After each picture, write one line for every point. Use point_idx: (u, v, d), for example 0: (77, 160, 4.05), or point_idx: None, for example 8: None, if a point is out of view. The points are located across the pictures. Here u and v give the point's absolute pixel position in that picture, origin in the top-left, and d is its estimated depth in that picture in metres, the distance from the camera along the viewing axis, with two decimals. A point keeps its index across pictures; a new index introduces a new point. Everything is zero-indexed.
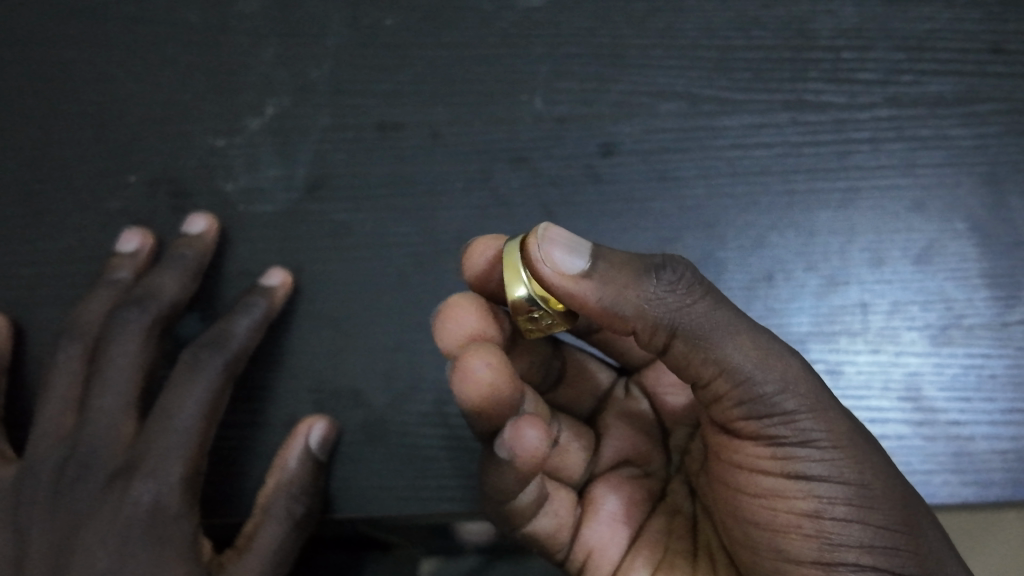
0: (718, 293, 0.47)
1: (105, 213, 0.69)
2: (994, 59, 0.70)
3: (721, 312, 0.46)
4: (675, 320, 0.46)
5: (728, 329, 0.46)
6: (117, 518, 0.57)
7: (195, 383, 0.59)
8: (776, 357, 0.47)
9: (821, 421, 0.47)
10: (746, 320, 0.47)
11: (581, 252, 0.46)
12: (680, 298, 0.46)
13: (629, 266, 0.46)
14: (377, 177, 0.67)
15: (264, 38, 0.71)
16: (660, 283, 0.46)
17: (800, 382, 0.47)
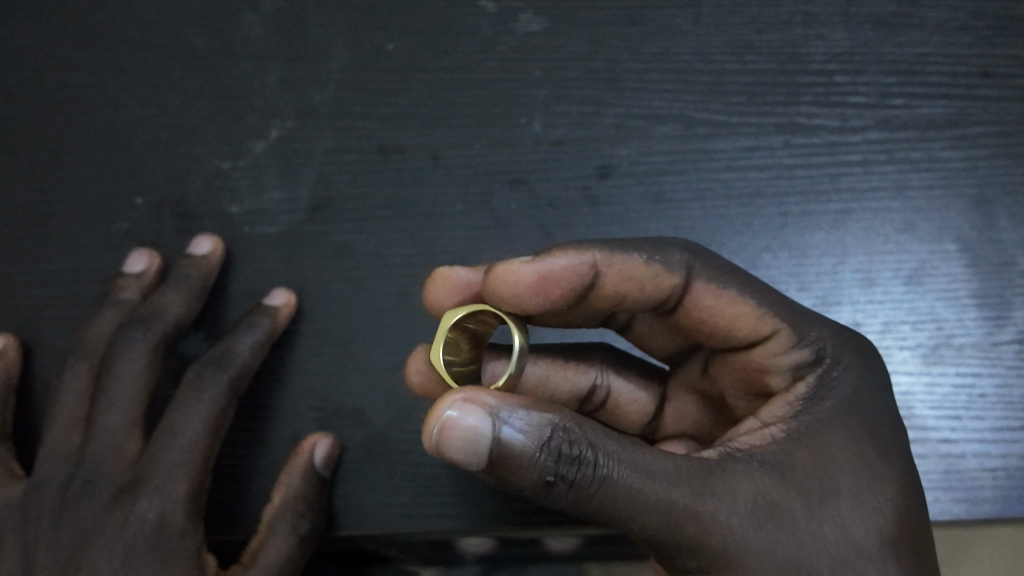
0: (616, 466, 0.42)
1: (112, 235, 0.70)
2: (983, 81, 0.71)
3: (621, 487, 0.41)
4: (568, 505, 0.43)
5: (638, 502, 0.42)
6: (121, 533, 0.57)
7: (197, 401, 0.59)
8: (689, 513, 0.42)
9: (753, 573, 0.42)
10: (661, 482, 0.42)
11: (479, 441, 0.42)
12: (572, 487, 0.42)
13: (524, 458, 0.41)
14: (379, 199, 0.69)
15: (268, 63, 0.73)
16: (548, 477, 0.41)
17: (719, 532, 0.42)
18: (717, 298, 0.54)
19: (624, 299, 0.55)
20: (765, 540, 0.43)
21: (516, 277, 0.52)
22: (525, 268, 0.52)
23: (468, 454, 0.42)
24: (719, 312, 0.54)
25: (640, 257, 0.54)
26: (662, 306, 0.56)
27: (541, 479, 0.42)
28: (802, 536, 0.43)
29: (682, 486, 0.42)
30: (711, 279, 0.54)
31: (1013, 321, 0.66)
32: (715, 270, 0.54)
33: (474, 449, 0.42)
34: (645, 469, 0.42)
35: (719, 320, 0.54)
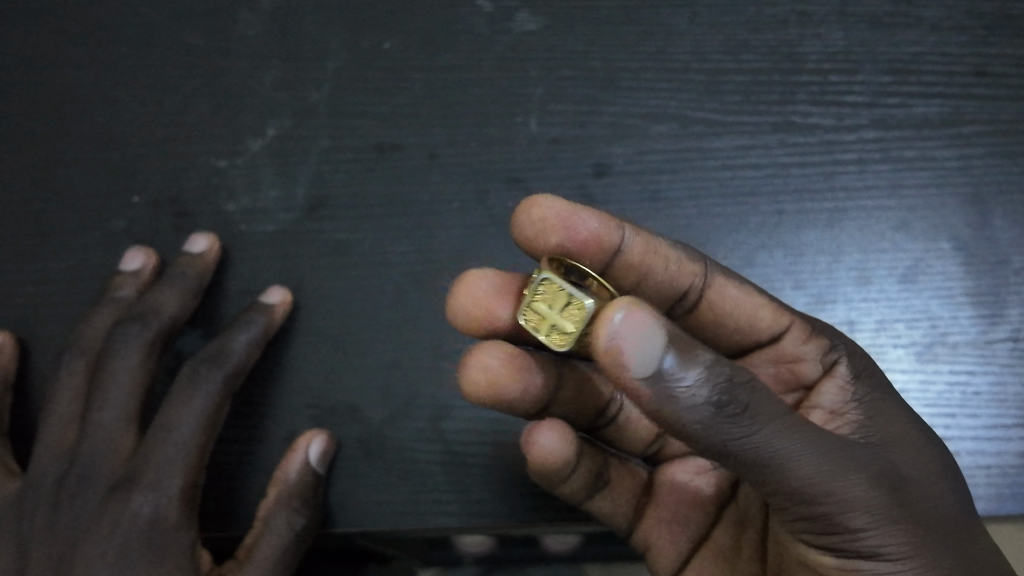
0: (772, 405, 0.42)
1: (109, 233, 0.70)
2: (978, 81, 0.71)
3: (776, 426, 0.42)
4: (725, 444, 0.42)
5: (784, 450, 0.43)
6: (116, 528, 0.58)
7: (193, 397, 0.60)
8: (826, 454, 0.44)
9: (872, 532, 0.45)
10: (805, 432, 0.43)
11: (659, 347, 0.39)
12: (738, 424, 0.42)
13: (698, 388, 0.40)
14: (375, 197, 0.69)
15: (266, 62, 0.73)
16: (720, 410, 0.41)
17: (848, 473, 0.44)
18: (731, 292, 0.57)
19: (642, 281, 0.58)
20: (884, 500, 0.45)
21: (547, 234, 0.56)
22: (556, 206, 0.56)
23: (646, 357, 0.39)
24: (736, 303, 0.57)
25: (667, 243, 0.58)
26: (683, 302, 0.59)
27: (712, 409, 0.41)
28: (914, 501, 0.46)
29: (817, 431, 0.44)
30: (724, 274, 0.57)
31: (1007, 319, 0.66)
32: (729, 270, 0.57)
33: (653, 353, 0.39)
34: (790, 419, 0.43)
35: (738, 313, 0.57)
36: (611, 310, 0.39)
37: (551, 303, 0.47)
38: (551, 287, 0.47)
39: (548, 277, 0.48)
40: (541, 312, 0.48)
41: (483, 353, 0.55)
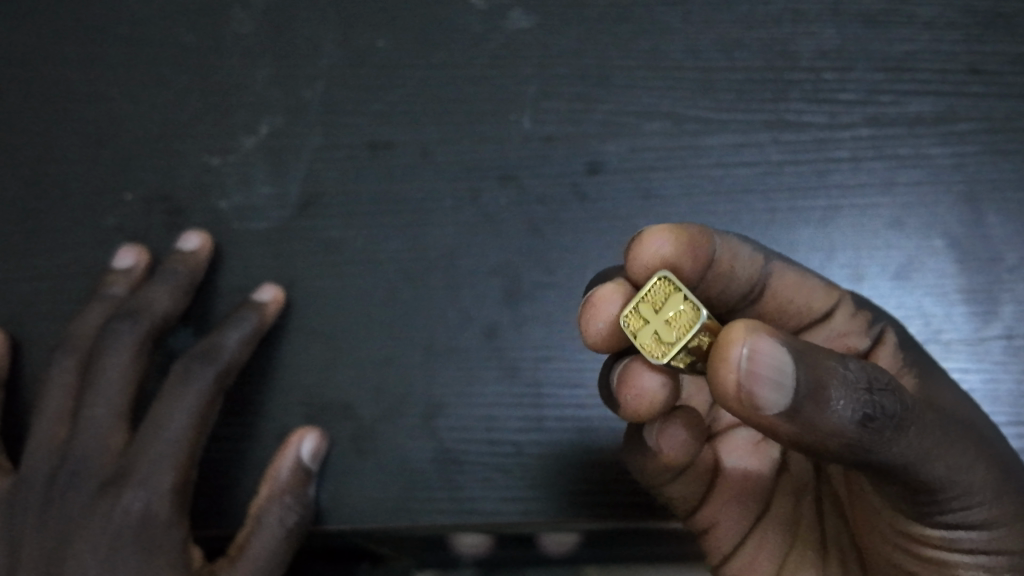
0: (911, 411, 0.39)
1: (101, 230, 0.70)
2: (972, 79, 0.71)
3: (916, 431, 0.39)
4: (868, 454, 0.39)
5: (931, 452, 0.40)
6: (107, 524, 0.57)
7: (185, 394, 0.59)
8: (955, 453, 0.41)
9: (989, 503, 0.43)
10: (935, 433, 0.41)
11: (787, 379, 0.36)
12: (884, 436, 0.38)
13: (837, 401, 0.37)
14: (368, 195, 0.69)
15: (259, 59, 0.73)
16: (868, 423, 0.38)
17: (971, 471, 0.42)
18: (795, 278, 0.55)
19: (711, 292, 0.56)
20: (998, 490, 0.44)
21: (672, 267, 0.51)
22: (670, 241, 0.51)
23: (777, 392, 0.36)
24: (798, 293, 0.56)
25: (736, 238, 0.55)
26: (742, 301, 0.57)
27: (857, 425, 0.37)
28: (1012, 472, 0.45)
29: (943, 426, 0.41)
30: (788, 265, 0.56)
31: (1001, 316, 0.66)
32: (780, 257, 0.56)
33: (784, 383, 0.36)
34: (928, 419, 0.40)
35: (800, 299, 0.56)
36: (738, 340, 0.36)
37: (660, 305, 0.44)
38: (664, 289, 0.44)
39: (666, 278, 0.44)
40: (647, 317, 0.45)
41: (637, 380, 0.49)
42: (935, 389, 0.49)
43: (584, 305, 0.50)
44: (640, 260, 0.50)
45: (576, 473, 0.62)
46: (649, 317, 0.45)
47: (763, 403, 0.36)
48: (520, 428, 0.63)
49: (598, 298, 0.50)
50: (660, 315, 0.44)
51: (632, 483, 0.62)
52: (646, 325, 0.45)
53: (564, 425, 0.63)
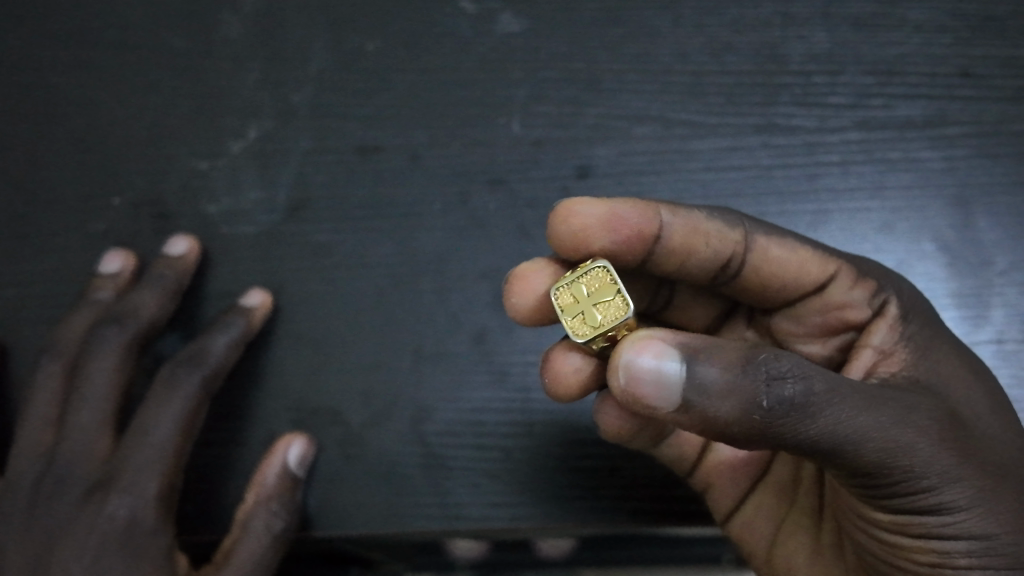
0: (827, 395, 0.40)
1: (89, 235, 0.70)
2: (963, 82, 0.71)
3: (835, 414, 0.40)
4: (782, 440, 0.40)
5: (853, 434, 0.41)
6: (93, 530, 0.56)
7: (172, 398, 0.59)
8: (891, 436, 0.42)
9: (944, 485, 0.43)
10: (865, 414, 0.41)
11: (671, 380, 0.40)
12: (793, 422, 0.40)
13: (731, 390, 0.39)
14: (357, 199, 0.69)
15: (248, 63, 0.73)
16: (773, 409, 0.39)
17: (916, 452, 0.42)
18: (781, 251, 0.54)
19: (687, 262, 0.55)
20: (952, 471, 0.43)
21: (591, 237, 0.52)
22: (595, 207, 0.52)
23: (663, 389, 0.40)
24: (786, 264, 0.54)
25: (702, 213, 0.54)
26: (727, 270, 0.56)
27: (760, 410, 0.39)
28: (972, 451, 0.45)
29: (876, 408, 0.42)
30: (778, 236, 0.54)
31: (991, 320, 0.66)
32: (772, 228, 0.54)
33: (666, 380, 0.40)
34: (853, 400, 0.41)
35: (790, 271, 0.54)
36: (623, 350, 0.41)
37: (593, 289, 0.50)
38: (600, 277, 0.50)
39: (604, 266, 0.50)
40: (578, 296, 0.50)
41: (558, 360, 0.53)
42: (928, 362, 0.49)
43: (511, 282, 0.55)
44: (564, 230, 0.52)
45: (565, 478, 0.61)
46: (580, 296, 0.50)
47: (658, 404, 0.40)
48: (508, 433, 0.63)
49: (525, 275, 0.54)
50: (589, 297, 0.49)
51: (620, 488, 0.61)
52: (575, 303, 0.50)
53: (552, 430, 0.63)
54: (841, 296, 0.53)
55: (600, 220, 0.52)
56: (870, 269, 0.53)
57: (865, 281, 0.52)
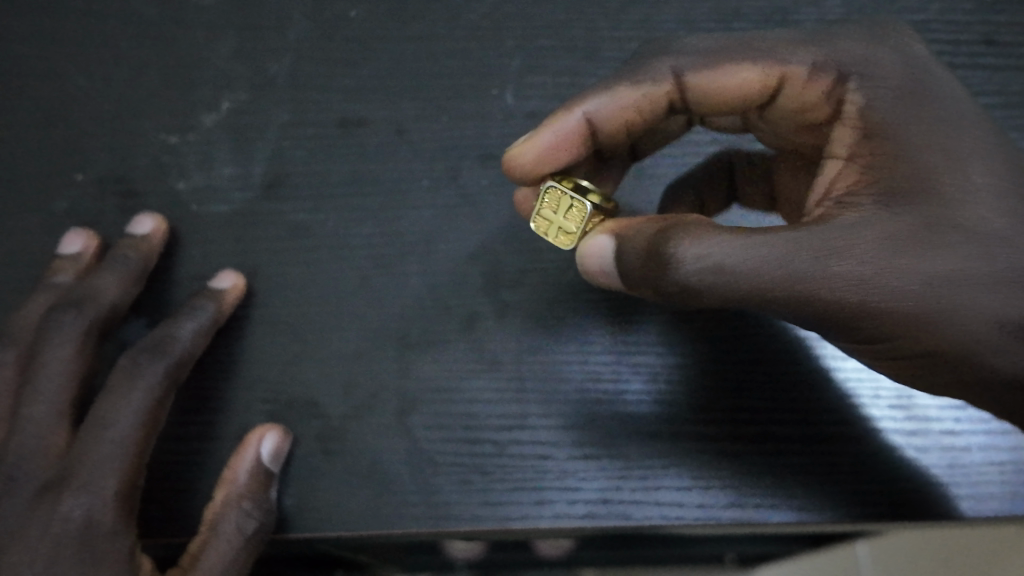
0: (716, 242, 0.47)
1: (49, 215, 0.64)
2: (987, 50, 0.67)
3: (732, 256, 0.47)
4: (682, 297, 0.49)
5: (767, 270, 0.46)
6: (45, 535, 0.51)
7: (134, 389, 0.54)
8: (817, 270, 0.46)
9: (897, 302, 0.45)
10: (773, 251, 0.46)
11: (607, 259, 0.52)
12: (681, 278, 0.48)
13: (627, 255, 0.51)
14: (338, 175, 0.64)
15: (221, 30, 0.69)
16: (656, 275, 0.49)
17: (850, 273, 0.46)
18: (714, 79, 0.56)
19: (632, 126, 0.59)
20: (906, 284, 0.45)
21: (545, 166, 0.58)
22: (536, 142, 0.57)
23: (609, 266, 0.52)
24: (727, 88, 0.56)
25: (627, 83, 0.58)
26: (675, 110, 0.59)
27: (644, 274, 0.50)
28: (931, 253, 0.45)
29: (796, 239, 0.46)
30: (710, 65, 0.56)
31: None
32: (697, 57, 0.56)
33: (607, 259, 0.52)
34: (769, 246, 0.46)
35: (730, 94, 0.56)
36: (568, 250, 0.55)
37: (557, 207, 0.55)
38: (556, 192, 0.55)
39: (553, 185, 0.55)
40: (551, 218, 0.55)
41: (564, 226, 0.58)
42: (895, 143, 0.48)
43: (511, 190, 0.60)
44: (517, 170, 0.58)
45: (562, 470, 0.56)
46: (554, 215, 0.55)
47: (613, 282, 0.54)
48: (502, 426, 0.58)
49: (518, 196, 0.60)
50: (559, 208, 0.55)
51: (621, 471, 0.56)
52: (551, 224, 0.55)
53: (550, 423, 0.57)
54: (799, 93, 0.54)
55: (540, 147, 0.57)
56: (831, 53, 0.52)
57: (828, 70, 0.52)
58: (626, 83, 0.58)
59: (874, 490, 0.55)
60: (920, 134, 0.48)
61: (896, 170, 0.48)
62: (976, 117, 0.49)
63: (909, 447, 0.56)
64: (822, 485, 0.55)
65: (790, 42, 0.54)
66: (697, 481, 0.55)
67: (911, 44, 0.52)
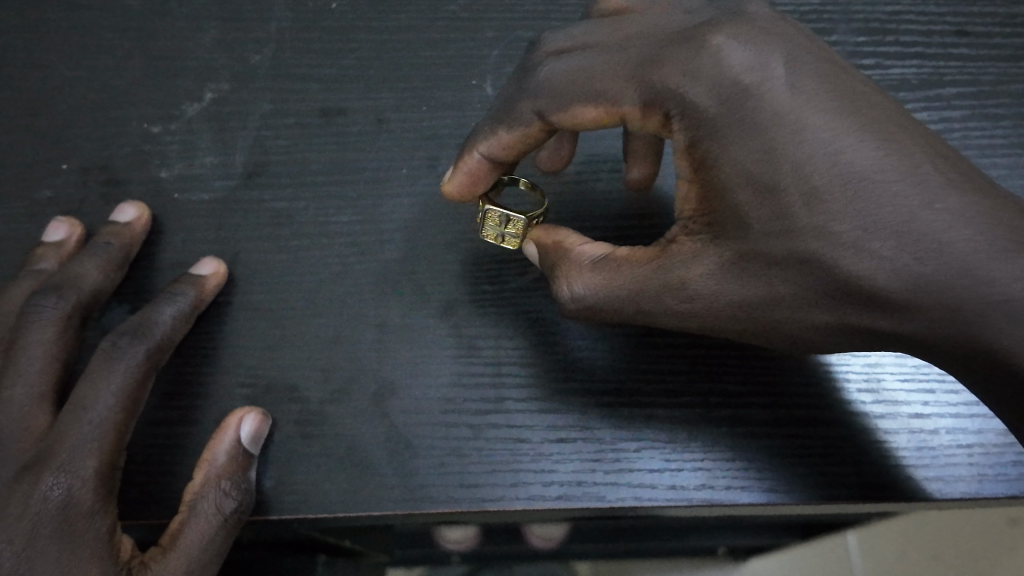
0: (583, 282, 0.53)
1: (32, 203, 0.65)
2: (958, 41, 0.68)
3: (595, 292, 0.53)
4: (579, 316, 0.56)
5: (625, 304, 0.52)
6: (24, 514, 0.52)
7: (113, 370, 0.55)
8: (660, 301, 0.51)
9: (744, 318, 0.49)
10: (630, 288, 0.52)
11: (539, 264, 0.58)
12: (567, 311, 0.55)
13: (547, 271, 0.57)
14: (318, 164, 0.66)
15: (204, 23, 0.71)
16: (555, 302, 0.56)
17: (698, 303, 0.50)
18: (569, 116, 0.53)
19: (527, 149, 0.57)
20: (752, 302, 0.49)
21: (477, 190, 0.59)
22: (456, 178, 0.58)
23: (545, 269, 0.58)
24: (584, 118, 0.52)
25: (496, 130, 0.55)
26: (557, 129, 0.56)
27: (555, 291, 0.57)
28: (772, 271, 0.47)
29: (648, 274, 0.51)
30: (559, 107, 0.52)
31: None
32: (544, 97, 0.53)
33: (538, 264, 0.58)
34: (625, 281, 0.52)
35: (588, 120, 0.53)
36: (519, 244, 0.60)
37: (497, 224, 0.58)
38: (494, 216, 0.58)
39: (490, 211, 0.57)
40: (494, 228, 0.59)
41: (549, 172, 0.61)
42: (744, 138, 0.46)
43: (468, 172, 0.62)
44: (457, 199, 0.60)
45: (538, 452, 0.57)
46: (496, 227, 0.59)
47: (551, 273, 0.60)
48: (479, 410, 0.58)
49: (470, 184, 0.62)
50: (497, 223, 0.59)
51: (596, 454, 0.57)
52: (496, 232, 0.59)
53: (525, 407, 0.58)
54: (641, 124, 0.51)
55: (463, 183, 0.58)
56: (652, 79, 0.49)
57: (651, 101, 0.49)
58: (489, 134, 0.56)
59: (844, 469, 0.56)
60: (736, 156, 0.46)
61: (715, 200, 0.48)
62: (805, 119, 0.45)
63: (876, 429, 0.57)
64: (793, 469, 0.55)
65: (619, 71, 0.50)
66: (670, 463, 0.56)
67: (717, 45, 0.47)
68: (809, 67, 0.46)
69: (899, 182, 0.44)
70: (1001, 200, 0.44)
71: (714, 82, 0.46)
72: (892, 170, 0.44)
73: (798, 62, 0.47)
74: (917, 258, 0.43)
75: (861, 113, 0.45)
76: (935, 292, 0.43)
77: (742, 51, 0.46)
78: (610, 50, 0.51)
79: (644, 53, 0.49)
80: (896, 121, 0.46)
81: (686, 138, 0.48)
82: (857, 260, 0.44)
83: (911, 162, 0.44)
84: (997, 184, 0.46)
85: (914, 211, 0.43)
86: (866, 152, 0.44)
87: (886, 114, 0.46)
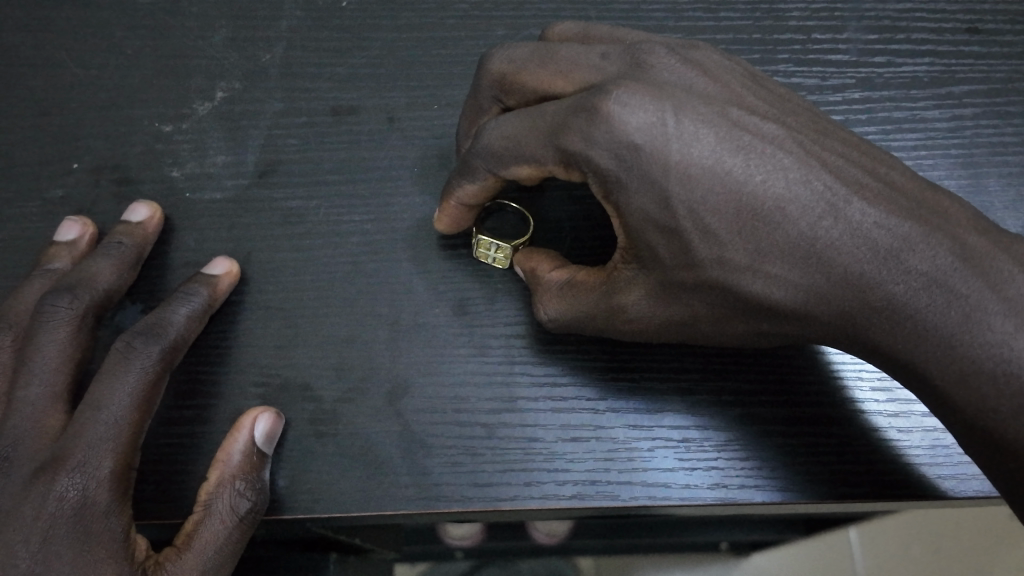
0: (541, 309, 0.56)
1: (44, 202, 0.65)
2: (971, 38, 0.68)
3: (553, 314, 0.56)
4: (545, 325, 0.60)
5: (575, 325, 0.56)
6: (39, 514, 0.52)
7: (127, 371, 0.55)
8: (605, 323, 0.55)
9: (681, 331, 0.54)
10: (578, 316, 0.55)
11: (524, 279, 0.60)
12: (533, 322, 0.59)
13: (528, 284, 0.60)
14: (330, 163, 0.65)
15: (215, 22, 0.71)
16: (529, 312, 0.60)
17: (637, 324, 0.54)
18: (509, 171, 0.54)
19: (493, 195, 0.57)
20: (684, 318, 0.53)
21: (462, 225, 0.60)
22: (442, 218, 0.60)
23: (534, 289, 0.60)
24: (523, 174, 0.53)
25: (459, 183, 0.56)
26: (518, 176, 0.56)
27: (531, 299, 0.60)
28: (693, 295, 0.51)
29: (591, 300, 0.54)
30: (497, 166, 0.53)
31: None
32: (487, 159, 0.54)
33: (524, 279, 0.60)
34: (575, 306, 0.55)
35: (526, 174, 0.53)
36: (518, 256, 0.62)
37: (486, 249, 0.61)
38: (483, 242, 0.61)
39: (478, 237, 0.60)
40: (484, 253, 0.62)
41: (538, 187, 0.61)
42: (647, 192, 0.48)
43: None
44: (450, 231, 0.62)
45: (551, 452, 0.57)
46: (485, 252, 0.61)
47: None
48: (492, 409, 0.58)
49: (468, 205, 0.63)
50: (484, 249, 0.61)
51: (609, 453, 0.57)
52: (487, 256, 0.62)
53: (537, 406, 0.58)
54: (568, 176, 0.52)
55: (448, 223, 0.60)
56: (562, 145, 0.50)
57: (567, 163, 0.51)
58: (455, 184, 0.57)
59: (858, 468, 0.56)
60: (642, 205, 0.49)
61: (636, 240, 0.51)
62: (699, 170, 0.48)
63: (890, 428, 0.57)
64: (806, 468, 0.56)
65: (538, 134, 0.51)
66: (683, 462, 0.56)
67: (610, 111, 0.48)
68: (696, 107, 0.49)
69: (787, 206, 0.47)
70: (885, 203, 0.47)
71: (613, 145, 0.48)
72: (785, 204, 0.47)
73: (688, 105, 0.49)
74: (810, 274, 0.48)
75: (747, 146, 0.48)
76: (826, 300, 0.48)
77: (634, 113, 0.48)
78: (532, 111, 0.52)
79: (554, 117, 0.51)
80: (780, 142, 0.49)
81: (600, 189, 0.50)
82: (761, 283, 0.49)
83: (797, 183, 0.48)
84: (885, 180, 0.49)
85: (807, 237, 0.47)
86: (755, 183, 0.48)
87: (771, 137, 0.49)
